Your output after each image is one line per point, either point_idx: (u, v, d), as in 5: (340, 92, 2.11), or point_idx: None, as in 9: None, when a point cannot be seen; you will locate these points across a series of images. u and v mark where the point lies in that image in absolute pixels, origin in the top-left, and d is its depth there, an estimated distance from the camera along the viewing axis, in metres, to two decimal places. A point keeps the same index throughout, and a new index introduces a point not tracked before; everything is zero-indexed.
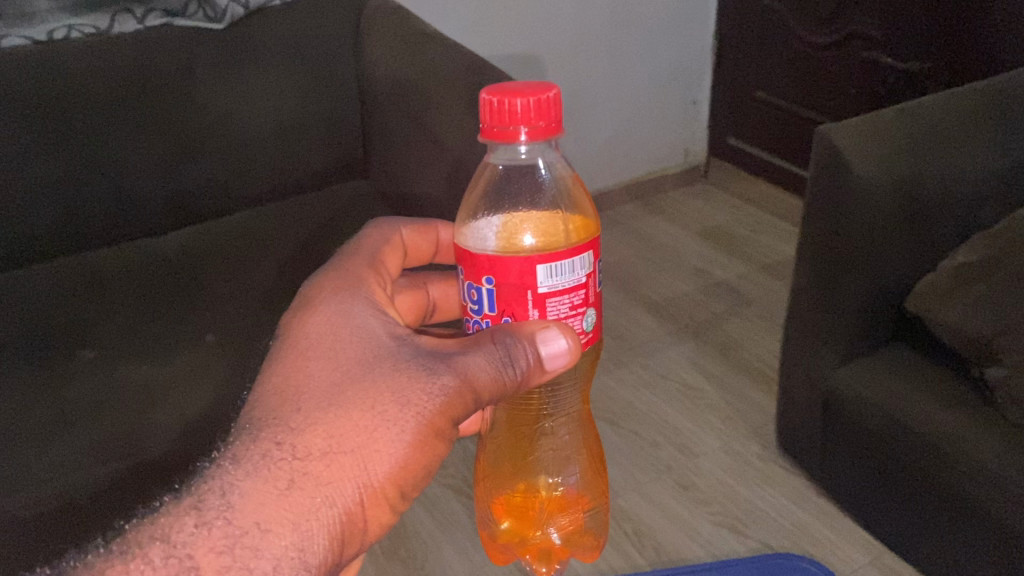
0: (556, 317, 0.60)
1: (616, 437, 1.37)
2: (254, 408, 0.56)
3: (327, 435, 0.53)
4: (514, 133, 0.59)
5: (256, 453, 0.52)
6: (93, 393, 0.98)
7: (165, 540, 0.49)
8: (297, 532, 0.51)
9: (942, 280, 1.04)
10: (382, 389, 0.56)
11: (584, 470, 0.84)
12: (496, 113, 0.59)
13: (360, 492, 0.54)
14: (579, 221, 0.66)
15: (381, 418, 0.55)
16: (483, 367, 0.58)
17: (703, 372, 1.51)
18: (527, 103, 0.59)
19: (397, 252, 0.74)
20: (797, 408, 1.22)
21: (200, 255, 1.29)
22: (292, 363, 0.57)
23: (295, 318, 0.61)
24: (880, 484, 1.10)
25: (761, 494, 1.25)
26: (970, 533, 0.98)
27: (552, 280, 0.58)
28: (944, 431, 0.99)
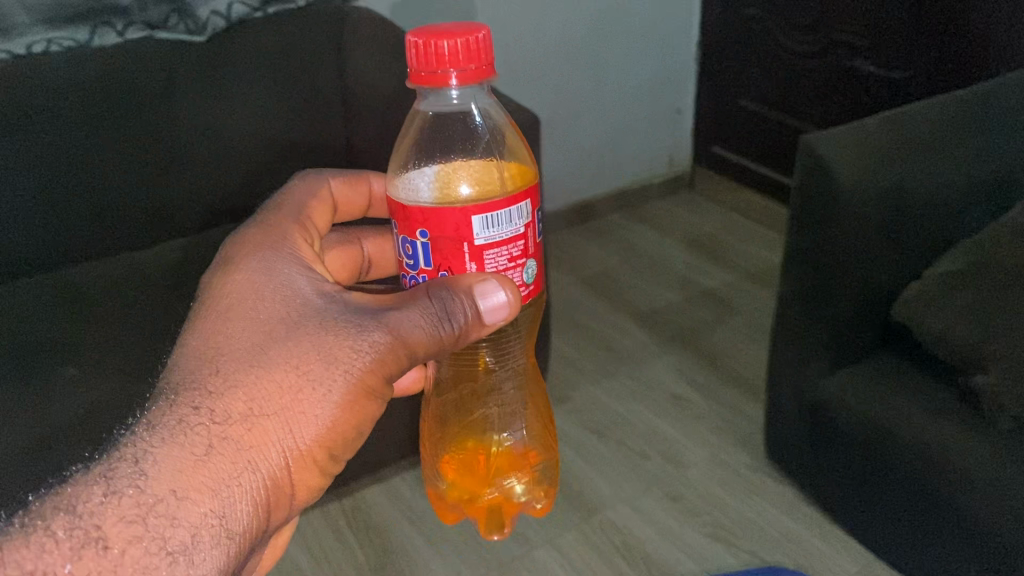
0: (495, 269, 0.60)
1: (604, 448, 1.36)
2: (173, 373, 0.54)
3: (248, 398, 0.53)
4: (444, 77, 0.58)
5: (171, 418, 0.51)
6: (74, 409, 0.97)
7: (71, 510, 0.47)
8: (218, 498, 0.50)
9: (927, 287, 1.03)
10: (307, 348, 0.55)
11: (532, 426, 0.83)
12: (426, 54, 0.58)
13: (286, 456, 0.54)
14: (514, 167, 0.66)
15: (307, 379, 0.54)
16: (418, 324, 0.58)
17: (690, 381, 1.51)
18: (454, 45, 0.58)
19: (327, 208, 0.75)
20: (784, 417, 1.22)
21: (181, 270, 1.27)
22: (213, 324, 0.56)
23: (217, 276, 0.60)
24: (868, 493, 1.09)
25: (749, 504, 1.24)
26: (959, 544, 0.98)
27: (488, 231, 0.58)
28: (931, 440, 0.99)
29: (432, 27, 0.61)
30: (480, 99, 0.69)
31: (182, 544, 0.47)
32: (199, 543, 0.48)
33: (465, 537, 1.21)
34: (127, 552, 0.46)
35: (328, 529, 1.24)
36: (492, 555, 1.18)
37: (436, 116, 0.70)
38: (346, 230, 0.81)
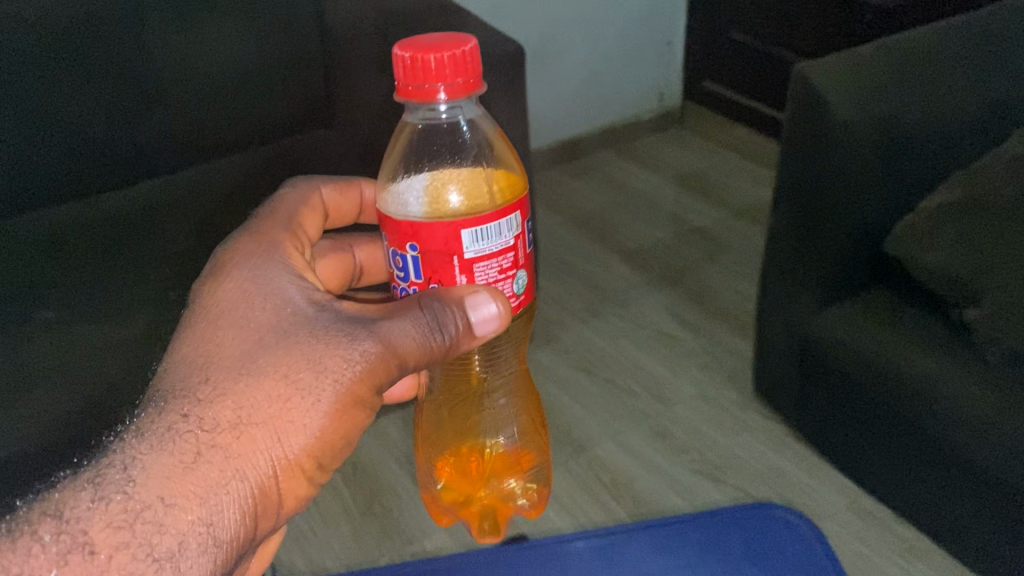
0: (486, 282, 0.57)
1: (593, 387, 1.35)
2: (162, 381, 0.52)
3: (236, 406, 0.50)
4: (431, 92, 0.55)
5: (161, 426, 0.49)
6: (50, 361, 0.96)
7: (59, 516, 0.45)
8: (205, 506, 0.48)
9: (920, 221, 1.00)
10: (297, 357, 0.52)
11: (525, 429, 0.81)
12: (413, 70, 0.55)
13: (274, 465, 0.51)
14: (503, 177, 0.64)
15: (296, 387, 0.52)
16: (408, 332, 0.55)
17: (680, 320, 1.49)
18: (442, 58, 0.54)
19: (318, 213, 0.71)
20: (774, 354, 1.21)
21: (158, 209, 1.25)
22: (202, 331, 0.54)
23: (206, 282, 0.58)
24: (858, 428, 1.09)
25: (738, 440, 1.24)
26: (947, 476, 0.98)
27: (478, 245, 0.56)
28: (920, 374, 0.98)
29: (418, 41, 0.57)
30: (468, 112, 0.65)
31: (170, 550, 0.46)
32: (185, 551, 0.46)
33: None
34: (114, 559, 0.44)
35: None
36: None
37: (424, 128, 0.67)
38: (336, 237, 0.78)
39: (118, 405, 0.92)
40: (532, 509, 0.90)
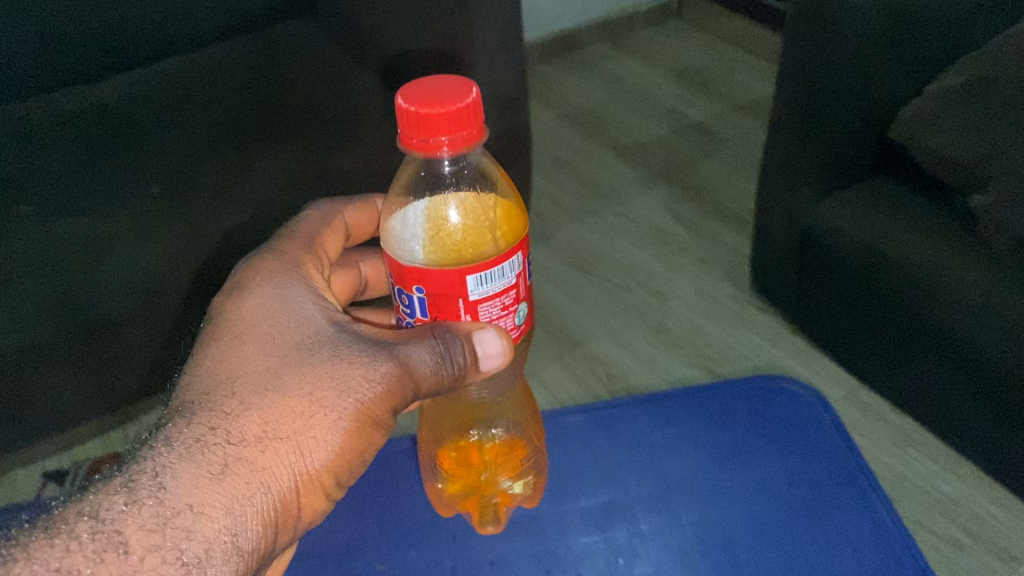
0: (490, 318, 0.53)
1: (587, 284, 1.33)
2: (186, 393, 0.49)
3: (263, 420, 0.48)
4: (435, 147, 0.50)
5: (188, 436, 0.46)
6: (36, 255, 0.97)
7: (94, 517, 0.42)
8: (231, 517, 0.45)
9: (928, 106, 0.97)
10: (321, 374, 0.50)
11: (516, 415, 0.71)
12: (413, 122, 0.50)
13: (295, 479, 0.48)
14: (504, 210, 0.57)
15: (320, 403, 0.49)
16: (422, 354, 0.52)
17: (676, 217, 1.46)
18: (447, 112, 0.49)
19: (342, 233, 0.66)
20: (773, 247, 1.18)
21: (137, 99, 1.19)
22: (223, 346, 0.51)
23: (226, 298, 0.55)
24: (855, 319, 1.08)
25: (734, 333, 1.23)
26: (947, 364, 0.96)
27: (483, 287, 0.51)
28: (922, 260, 0.96)
29: (418, 86, 0.52)
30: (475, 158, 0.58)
31: (198, 556, 0.42)
32: (212, 560, 0.43)
33: None
34: (146, 560, 0.41)
35: None
36: None
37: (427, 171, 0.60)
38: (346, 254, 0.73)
39: (85, 312, 0.97)
40: (530, 496, 0.76)
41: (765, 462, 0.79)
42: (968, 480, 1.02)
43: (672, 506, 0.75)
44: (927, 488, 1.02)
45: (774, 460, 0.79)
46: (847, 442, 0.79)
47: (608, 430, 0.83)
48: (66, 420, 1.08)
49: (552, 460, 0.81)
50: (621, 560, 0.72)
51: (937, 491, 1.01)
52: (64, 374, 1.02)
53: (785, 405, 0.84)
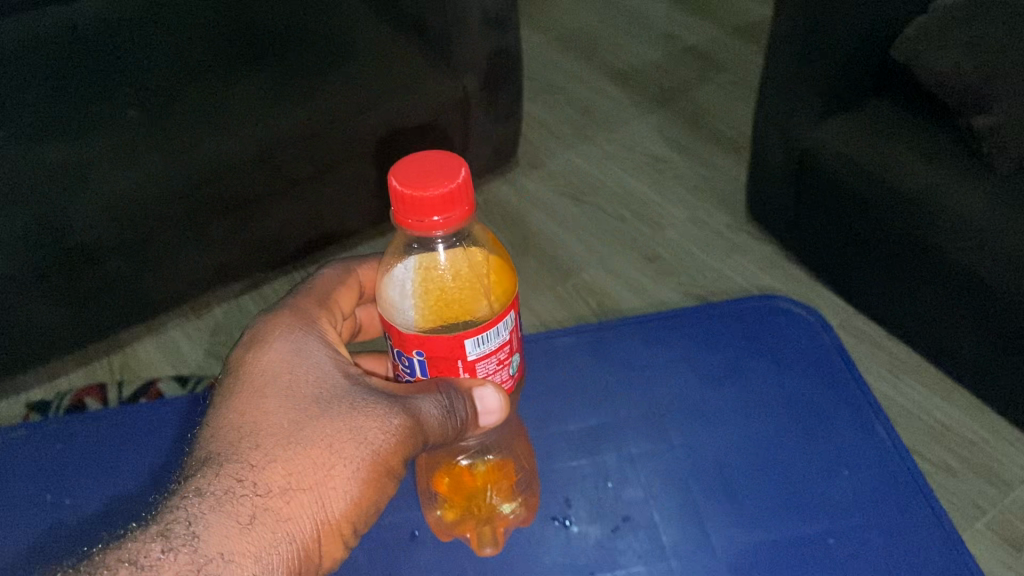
0: (489, 373, 0.49)
1: (579, 213, 1.30)
2: (201, 448, 0.44)
3: (287, 472, 0.43)
4: (428, 226, 0.44)
5: (216, 486, 0.41)
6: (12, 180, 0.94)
7: (132, 564, 0.38)
8: (260, 565, 0.40)
9: (932, 23, 0.93)
10: (341, 428, 0.45)
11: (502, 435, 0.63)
12: (402, 204, 0.44)
13: (317, 529, 0.43)
14: (493, 266, 0.51)
15: (341, 456, 0.44)
16: (432, 408, 0.47)
17: (671, 143, 1.43)
18: (437, 192, 0.43)
19: (358, 289, 0.59)
20: (770, 173, 1.15)
21: (110, 22, 1.15)
22: (238, 401, 0.46)
23: (239, 350, 0.49)
24: (852, 246, 1.05)
25: (729, 262, 1.21)
26: (947, 292, 0.95)
27: (481, 346, 0.47)
28: (924, 186, 0.93)
29: (405, 161, 0.46)
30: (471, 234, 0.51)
31: None
32: None
33: None
34: None
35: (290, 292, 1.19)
36: None
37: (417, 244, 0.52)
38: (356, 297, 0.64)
39: (64, 239, 0.95)
40: (525, 515, 0.61)
41: (762, 381, 0.68)
42: (961, 406, 1.01)
43: (663, 428, 0.66)
44: (920, 414, 1.01)
45: (769, 381, 0.68)
46: (846, 360, 0.69)
47: (599, 352, 0.72)
48: (50, 350, 1.06)
49: (541, 384, 0.70)
50: (609, 486, 0.63)
51: (931, 420, 1.00)
52: (46, 303, 1.00)
53: (782, 327, 0.72)
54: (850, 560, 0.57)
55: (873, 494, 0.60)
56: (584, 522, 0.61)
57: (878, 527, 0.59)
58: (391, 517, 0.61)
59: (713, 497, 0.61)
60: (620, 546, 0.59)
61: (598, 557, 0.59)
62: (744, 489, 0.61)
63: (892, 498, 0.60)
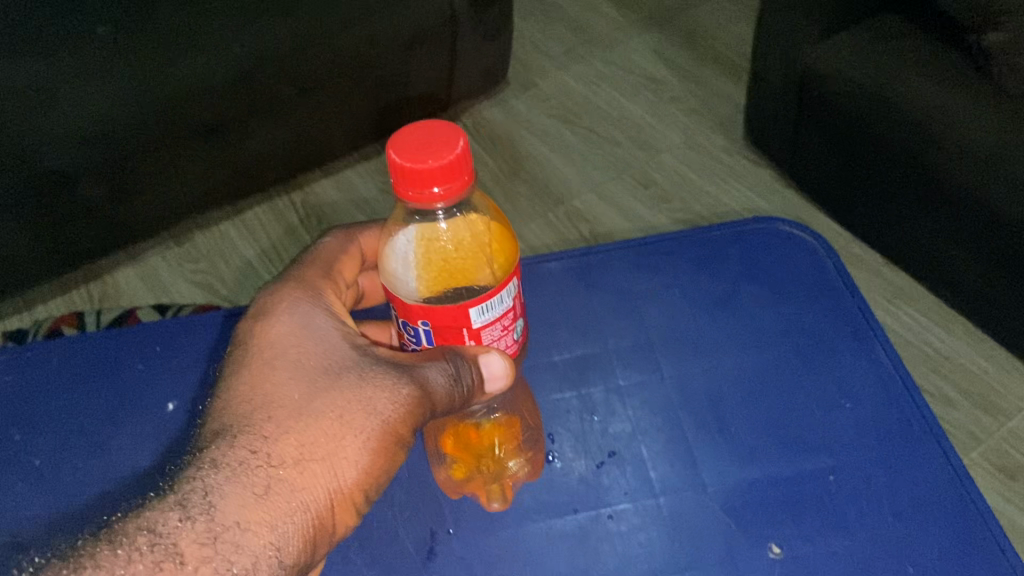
0: (492, 339, 0.48)
1: (572, 136, 1.26)
2: (215, 419, 0.42)
3: (300, 443, 0.41)
4: (428, 200, 0.42)
5: (229, 456, 0.39)
6: None
7: (151, 532, 0.36)
8: (275, 535, 0.39)
9: None
10: (352, 398, 0.43)
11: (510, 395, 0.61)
12: (403, 179, 0.42)
13: (330, 499, 0.41)
14: (492, 230, 0.50)
15: (352, 425, 0.42)
16: (437, 376, 0.45)
17: (667, 63, 1.38)
18: (439, 165, 0.41)
19: (360, 257, 0.56)
20: (770, 94, 1.11)
21: None
22: (248, 373, 0.43)
23: (244, 323, 0.47)
24: (853, 170, 1.02)
25: (725, 188, 1.17)
26: (949, 218, 0.92)
27: (486, 315, 0.46)
28: (931, 107, 0.89)
29: (403, 129, 0.43)
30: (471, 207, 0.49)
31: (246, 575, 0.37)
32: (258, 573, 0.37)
33: None
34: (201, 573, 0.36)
35: (273, 218, 1.15)
36: None
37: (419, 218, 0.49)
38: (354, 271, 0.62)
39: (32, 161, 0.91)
40: (530, 470, 0.58)
41: (757, 308, 0.66)
42: (959, 335, 0.99)
43: (652, 356, 0.64)
44: (917, 342, 0.99)
45: (765, 308, 0.66)
46: (850, 289, 0.66)
47: (586, 279, 0.69)
48: (28, 279, 1.03)
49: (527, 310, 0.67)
50: (595, 419, 0.60)
51: (929, 348, 0.99)
52: (20, 230, 0.97)
53: (779, 251, 0.69)
54: (847, 497, 0.55)
55: (874, 427, 0.58)
56: (568, 456, 0.59)
57: (876, 460, 0.57)
58: None
59: (705, 432, 0.59)
60: (605, 482, 0.57)
61: (581, 493, 0.57)
62: (738, 423, 0.59)
63: (893, 433, 0.58)
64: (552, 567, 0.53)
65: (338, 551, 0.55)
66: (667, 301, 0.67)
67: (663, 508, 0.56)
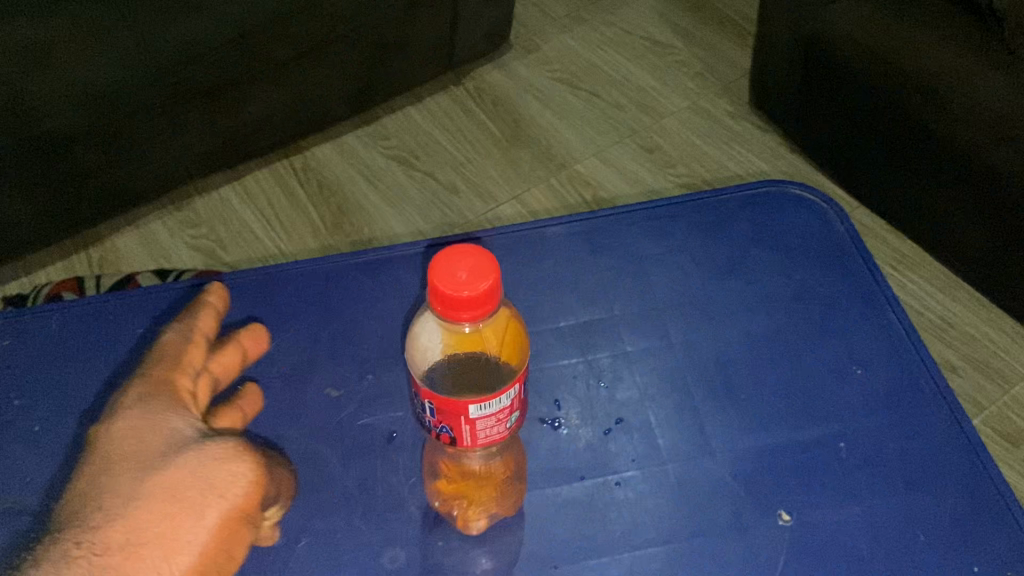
0: (488, 437, 0.44)
1: (575, 100, 1.24)
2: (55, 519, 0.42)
3: (127, 528, 0.40)
4: (456, 321, 0.40)
5: (53, 551, 0.39)
6: None
7: None
8: None
9: None
10: (184, 471, 0.42)
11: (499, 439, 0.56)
12: (438, 301, 0.40)
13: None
14: (511, 325, 0.48)
15: (184, 502, 0.41)
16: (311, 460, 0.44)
17: (671, 26, 1.36)
18: (472, 297, 0.39)
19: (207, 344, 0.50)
20: (777, 56, 1.09)
21: None
22: (89, 478, 0.43)
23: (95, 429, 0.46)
24: (858, 134, 1.01)
25: (729, 153, 1.16)
26: (955, 182, 0.91)
27: (485, 409, 0.42)
28: (937, 69, 0.88)
29: (448, 248, 0.41)
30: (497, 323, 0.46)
31: None
32: None
33: (423, 196, 1.12)
34: None
35: (274, 183, 1.14)
36: (458, 215, 1.10)
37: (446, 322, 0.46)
38: (164, 334, 0.50)
39: (31, 124, 0.90)
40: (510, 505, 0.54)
41: (766, 274, 0.65)
42: (964, 303, 0.99)
43: (662, 322, 0.63)
44: (923, 309, 0.99)
45: (775, 274, 0.65)
46: (862, 256, 0.66)
47: (593, 243, 0.68)
48: (25, 244, 1.02)
49: (533, 274, 0.67)
50: (602, 385, 0.60)
51: (933, 315, 0.98)
52: (17, 192, 0.96)
53: (790, 215, 0.69)
54: (858, 464, 0.55)
55: (885, 396, 0.58)
56: (575, 423, 0.58)
57: (887, 427, 0.57)
58: (366, 418, 0.58)
59: (714, 400, 0.59)
60: (613, 448, 0.57)
61: (589, 460, 0.56)
62: (748, 390, 0.59)
63: (902, 398, 0.58)
64: (557, 535, 0.53)
65: (341, 519, 0.54)
66: (676, 266, 0.66)
67: (672, 474, 0.55)
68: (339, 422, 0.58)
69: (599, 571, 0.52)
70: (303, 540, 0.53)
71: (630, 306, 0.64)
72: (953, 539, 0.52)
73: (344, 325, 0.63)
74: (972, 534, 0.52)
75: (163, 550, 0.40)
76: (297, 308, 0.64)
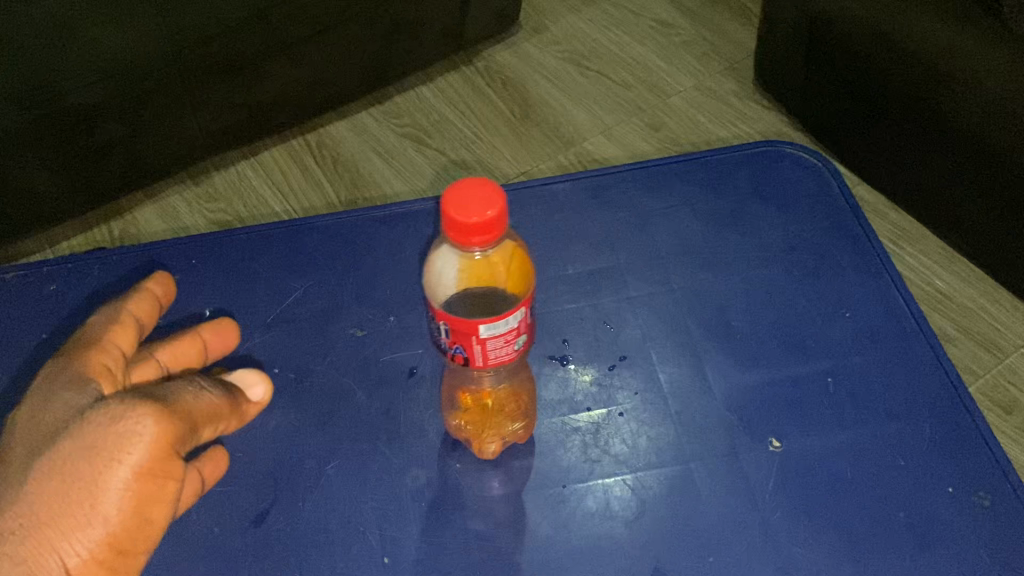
0: (497, 358, 0.47)
1: (582, 79, 1.27)
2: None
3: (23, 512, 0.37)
4: (467, 244, 0.43)
5: None
6: None
7: None
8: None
9: None
10: (67, 450, 0.38)
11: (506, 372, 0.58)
12: (451, 228, 0.43)
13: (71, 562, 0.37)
14: (517, 257, 0.51)
15: (72, 477, 0.37)
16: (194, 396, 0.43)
17: (679, 8, 1.38)
18: (480, 222, 0.42)
19: (135, 324, 0.46)
20: (782, 34, 1.11)
21: None
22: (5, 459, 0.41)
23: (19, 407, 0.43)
24: (858, 110, 1.03)
25: (734, 131, 1.18)
26: (952, 158, 0.93)
27: (494, 330, 0.45)
28: (938, 48, 0.90)
29: (456, 182, 0.43)
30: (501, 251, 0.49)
31: None
32: None
33: (434, 170, 1.15)
34: None
35: (288, 158, 1.17)
36: None
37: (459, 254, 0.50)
38: (92, 320, 0.45)
39: (56, 98, 0.92)
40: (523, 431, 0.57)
41: (764, 225, 0.68)
42: (961, 276, 1.01)
43: (664, 270, 0.66)
44: (920, 282, 1.01)
45: (771, 224, 0.68)
46: (851, 205, 0.69)
47: (599, 198, 0.71)
48: (50, 217, 1.06)
49: (544, 227, 0.69)
50: (608, 327, 0.63)
51: (931, 289, 1.00)
52: (40, 165, 0.98)
53: (787, 172, 0.71)
54: (846, 399, 0.58)
55: (872, 336, 0.61)
56: (582, 361, 0.61)
57: (876, 368, 0.59)
58: (389, 357, 0.61)
59: (713, 341, 0.62)
60: (616, 383, 0.60)
61: (594, 395, 0.59)
62: (743, 331, 0.62)
63: (889, 341, 0.61)
64: (565, 461, 0.56)
65: (363, 456, 0.57)
66: (678, 215, 0.69)
67: (672, 407, 0.58)
68: (364, 358, 0.62)
69: (604, 491, 0.55)
70: (330, 469, 0.57)
71: (634, 251, 0.67)
72: (933, 471, 0.55)
73: (366, 274, 0.67)
74: (952, 469, 0.55)
75: (60, 530, 0.37)
76: (325, 257, 0.68)
